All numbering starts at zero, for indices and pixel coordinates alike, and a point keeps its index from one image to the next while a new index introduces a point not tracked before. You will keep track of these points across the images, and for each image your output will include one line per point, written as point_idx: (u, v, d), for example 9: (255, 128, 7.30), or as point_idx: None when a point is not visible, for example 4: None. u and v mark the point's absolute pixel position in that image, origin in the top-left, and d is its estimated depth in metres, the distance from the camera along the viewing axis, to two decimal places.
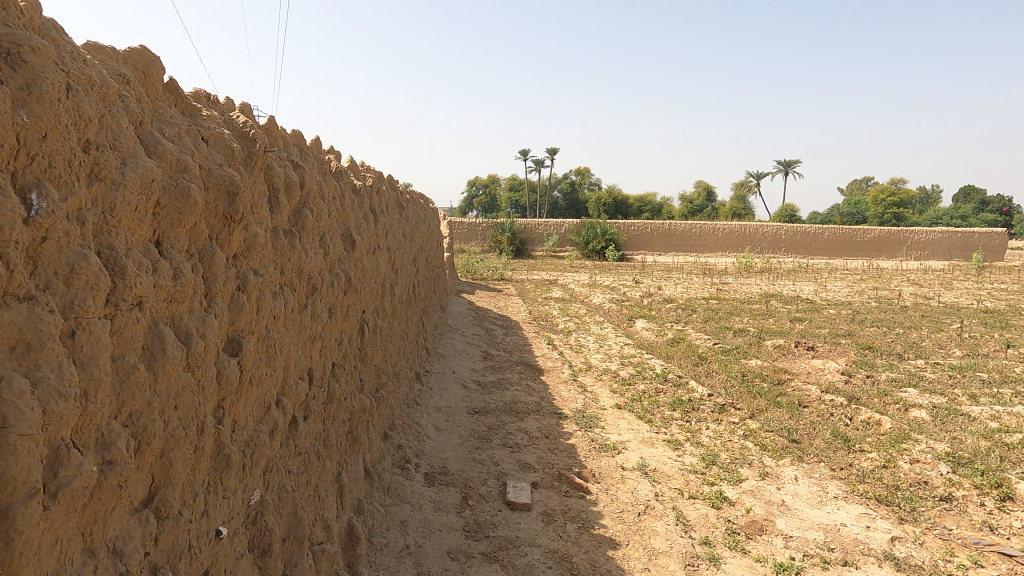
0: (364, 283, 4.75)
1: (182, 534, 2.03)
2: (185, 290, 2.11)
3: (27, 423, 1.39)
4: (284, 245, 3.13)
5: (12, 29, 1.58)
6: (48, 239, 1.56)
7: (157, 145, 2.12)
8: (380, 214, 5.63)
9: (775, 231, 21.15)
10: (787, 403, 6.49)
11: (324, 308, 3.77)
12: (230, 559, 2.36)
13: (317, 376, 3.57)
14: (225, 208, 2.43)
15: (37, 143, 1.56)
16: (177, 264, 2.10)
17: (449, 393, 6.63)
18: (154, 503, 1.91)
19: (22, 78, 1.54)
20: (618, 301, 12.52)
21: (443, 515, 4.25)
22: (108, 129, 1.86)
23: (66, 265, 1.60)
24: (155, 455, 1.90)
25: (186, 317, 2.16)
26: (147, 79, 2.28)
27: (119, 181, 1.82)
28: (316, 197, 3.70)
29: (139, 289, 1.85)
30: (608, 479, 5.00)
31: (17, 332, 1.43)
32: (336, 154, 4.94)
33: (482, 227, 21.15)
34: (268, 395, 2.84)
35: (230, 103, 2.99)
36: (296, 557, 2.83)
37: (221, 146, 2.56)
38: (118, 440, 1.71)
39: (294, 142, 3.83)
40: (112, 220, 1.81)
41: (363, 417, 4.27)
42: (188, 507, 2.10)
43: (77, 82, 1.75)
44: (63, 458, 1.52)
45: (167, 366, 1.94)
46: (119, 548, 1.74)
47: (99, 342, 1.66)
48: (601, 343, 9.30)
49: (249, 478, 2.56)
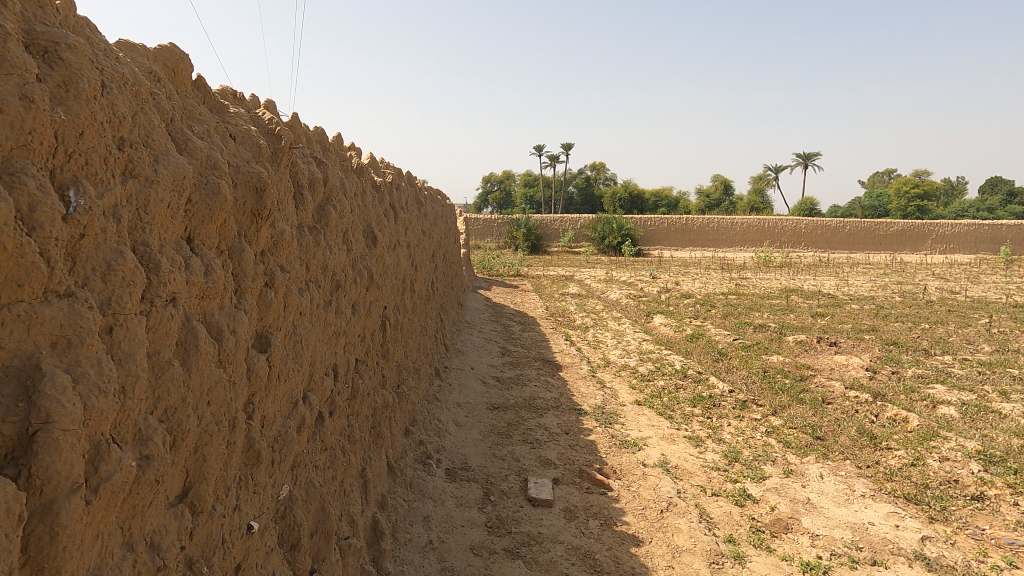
0: (385, 279, 4.77)
1: (216, 529, 2.04)
2: (216, 286, 2.13)
3: (69, 418, 1.39)
4: (309, 242, 3.13)
5: (50, 28, 1.59)
6: (85, 237, 1.57)
7: (187, 142, 2.13)
8: (400, 211, 5.67)
9: (795, 225, 20.79)
10: (810, 400, 6.38)
11: (348, 305, 3.79)
12: (261, 554, 2.37)
13: (341, 372, 3.58)
14: (252, 205, 2.44)
15: (75, 141, 1.57)
16: (209, 260, 2.12)
17: (469, 389, 6.62)
18: (189, 498, 1.93)
19: (59, 76, 1.55)
20: (635, 297, 12.41)
21: (466, 510, 4.24)
22: (140, 126, 1.87)
23: (103, 262, 1.61)
24: (190, 450, 1.92)
25: (218, 314, 2.17)
26: (177, 76, 2.29)
27: (153, 178, 1.84)
28: (338, 194, 3.72)
29: (173, 286, 1.87)
30: (630, 476, 4.95)
31: (58, 328, 1.44)
32: (356, 151, 4.95)
33: (497, 224, 21.15)
34: (296, 390, 2.85)
35: (256, 100, 3.02)
36: (324, 552, 2.85)
37: (249, 142, 2.58)
38: (155, 435, 1.73)
39: (317, 138, 3.85)
40: (146, 217, 1.82)
41: (386, 412, 4.29)
42: (221, 501, 2.12)
43: (110, 82, 1.75)
44: (103, 453, 1.52)
45: (200, 362, 1.96)
46: (157, 542, 1.75)
47: (136, 338, 1.67)
48: (620, 339, 9.22)
49: (278, 473, 2.59)
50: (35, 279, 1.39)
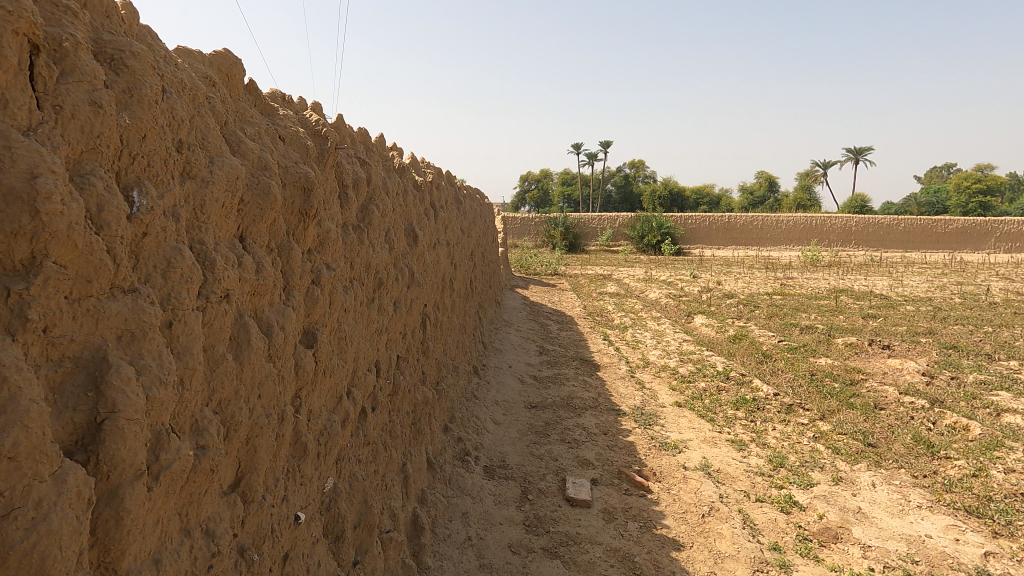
0: (426, 277, 4.84)
1: (265, 518, 2.11)
2: (266, 283, 2.20)
3: (133, 408, 1.45)
4: (353, 240, 3.20)
5: (116, 36, 1.67)
6: (147, 235, 1.64)
7: (240, 144, 2.21)
8: (440, 210, 5.73)
9: (845, 223, 19.97)
10: (861, 405, 6.11)
11: (390, 302, 3.86)
12: (308, 544, 2.44)
13: (383, 368, 3.64)
14: (300, 204, 2.51)
15: (138, 143, 1.64)
16: (259, 258, 2.19)
17: (507, 387, 6.64)
18: (241, 487, 2.00)
19: (124, 82, 1.62)
20: (675, 296, 12.19)
21: (504, 508, 4.26)
22: (197, 129, 1.95)
23: (164, 260, 1.68)
24: (242, 441, 1.99)
25: (268, 310, 2.24)
26: (230, 80, 2.37)
27: (208, 179, 1.91)
28: (381, 193, 3.78)
29: (227, 283, 1.94)
30: (670, 479, 4.86)
31: (123, 322, 1.50)
32: (398, 151, 5.03)
33: (534, 222, 21.13)
34: (340, 385, 2.92)
35: (304, 103, 3.10)
36: (367, 544, 2.90)
37: (297, 144, 2.66)
38: (211, 426, 1.80)
39: (361, 138, 3.93)
40: (202, 216, 1.89)
41: (426, 409, 4.35)
42: (271, 491, 2.19)
43: (170, 87, 1.83)
44: (163, 441, 1.59)
45: (251, 356, 2.02)
46: (211, 529, 1.82)
47: (192, 333, 1.74)
48: (659, 339, 9.07)
49: (323, 466, 2.65)
50: (103, 275, 1.45)
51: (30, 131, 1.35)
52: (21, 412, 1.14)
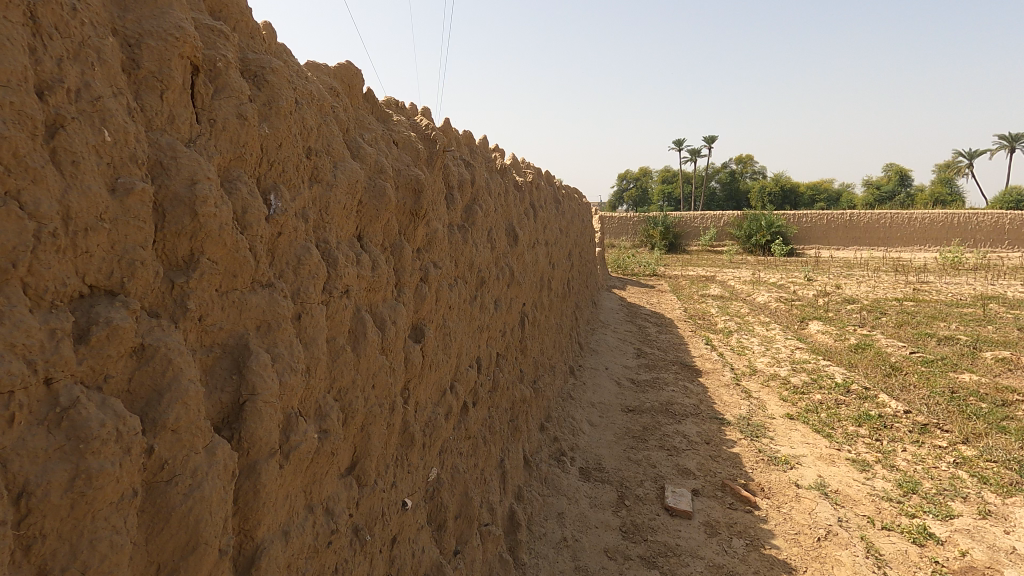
0: (525, 277, 4.89)
1: (377, 501, 2.23)
2: (380, 280, 2.33)
3: (269, 392, 1.59)
4: (459, 240, 3.31)
5: (258, 55, 1.85)
6: (281, 235, 1.80)
7: (360, 149, 2.36)
8: (540, 209, 5.77)
9: (995, 221, 17.47)
10: (1017, 430, 5.31)
11: (491, 300, 3.94)
12: (413, 529, 2.55)
13: (484, 364, 3.73)
14: (411, 205, 2.63)
15: (275, 151, 1.80)
16: (375, 257, 2.32)
17: (603, 389, 6.54)
18: (356, 471, 2.13)
19: (265, 96, 1.79)
20: (787, 300, 11.33)
21: (600, 512, 4.19)
22: (323, 137, 2.10)
23: (295, 257, 1.84)
24: (358, 427, 2.12)
25: (381, 306, 2.37)
26: (351, 90, 2.54)
27: (332, 183, 2.06)
28: (484, 193, 3.87)
29: (347, 279, 2.08)
30: (780, 496, 4.53)
31: (262, 313, 1.66)
32: (500, 152, 5.12)
33: (633, 222, 20.64)
34: (444, 379, 3.03)
35: (416, 108, 3.25)
36: (466, 535, 2.99)
37: (409, 147, 2.79)
38: (332, 411, 1.94)
39: (465, 141, 4.05)
40: (326, 217, 2.04)
41: (524, 406, 4.40)
42: (382, 477, 2.31)
43: (302, 99, 1.99)
44: (293, 424, 1.74)
45: (367, 348, 2.16)
46: (331, 508, 1.96)
47: (317, 325, 1.88)
48: (768, 345, 8.49)
49: (428, 456, 2.76)
50: (246, 271, 1.60)
51: (191, 143, 1.52)
52: (182, 391, 1.29)
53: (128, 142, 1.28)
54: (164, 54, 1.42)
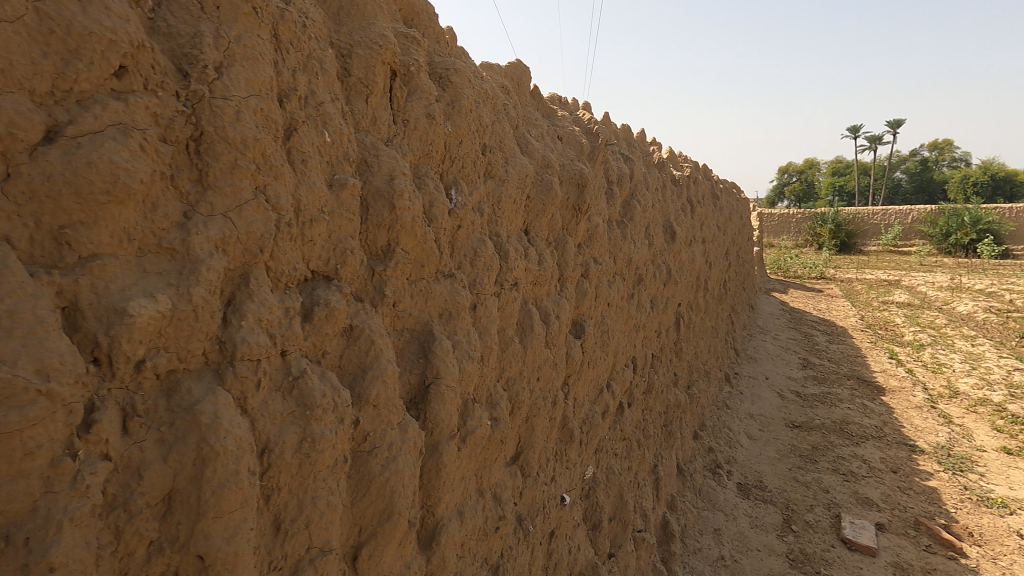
0: (682, 276, 4.64)
1: (538, 494, 2.26)
2: (546, 274, 2.34)
3: (451, 376, 1.66)
4: (618, 236, 3.23)
5: (443, 58, 1.95)
6: (461, 228, 1.87)
7: (528, 145, 2.39)
8: (697, 205, 5.45)
9: None
10: None
11: (647, 299, 3.79)
12: (570, 526, 2.54)
13: (639, 365, 3.60)
14: (574, 200, 2.62)
15: (456, 148, 1.89)
16: (541, 251, 2.34)
17: (763, 400, 5.98)
18: (521, 461, 2.17)
19: (448, 96, 1.88)
20: (1001, 311, 9.43)
21: (762, 534, 3.82)
22: (496, 134, 2.16)
23: (472, 250, 1.90)
24: (523, 418, 2.16)
25: (546, 300, 2.38)
26: (520, 88, 2.59)
27: (504, 178, 2.11)
28: (642, 188, 3.73)
29: (516, 272, 2.12)
30: (998, 545, 3.76)
31: (443, 302, 1.74)
32: (657, 146, 4.93)
33: (796, 219, 18.70)
34: (601, 378, 2.97)
35: (578, 103, 3.24)
36: (621, 539, 2.90)
37: (573, 142, 2.78)
38: (501, 400, 1.98)
39: (624, 135, 3.95)
40: (499, 212, 2.10)
41: (678, 412, 4.17)
42: (543, 470, 2.33)
43: (479, 97, 2.06)
44: (470, 409, 1.81)
45: (534, 341, 2.18)
46: (498, 494, 2.01)
47: (490, 315, 1.94)
48: (975, 364, 7.13)
49: (585, 454, 2.73)
50: (432, 261, 1.70)
51: (389, 142, 1.64)
52: (382, 369, 1.39)
53: (342, 142, 1.42)
54: (370, 62, 1.55)
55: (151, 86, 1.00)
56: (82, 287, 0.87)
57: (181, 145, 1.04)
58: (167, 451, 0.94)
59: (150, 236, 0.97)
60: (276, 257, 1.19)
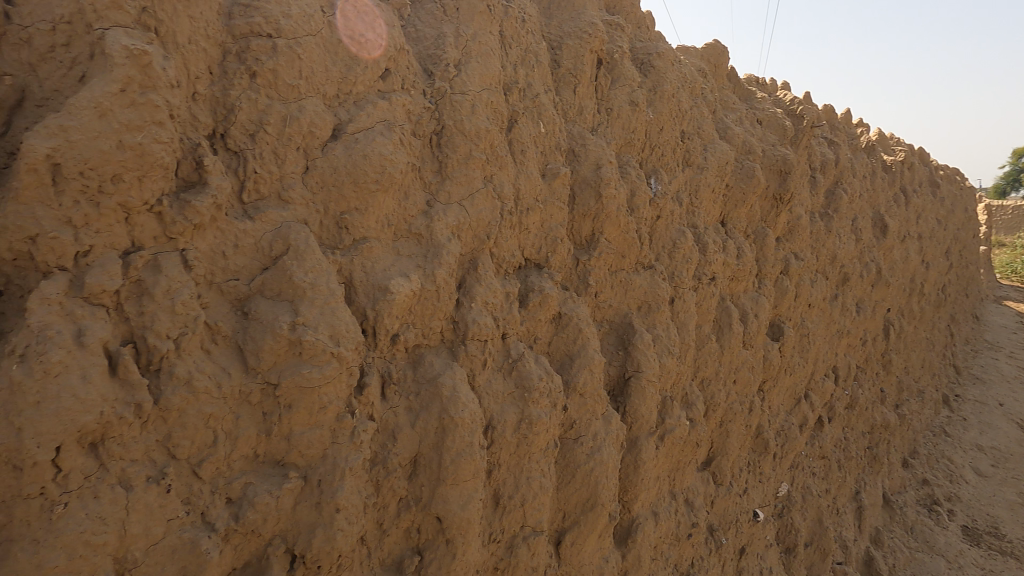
0: (897, 275, 3.84)
1: (731, 505, 2.09)
2: (745, 269, 2.15)
3: (652, 372, 1.58)
4: (822, 229, 2.86)
5: (645, 43, 1.87)
6: (660, 218, 1.77)
7: (728, 130, 2.22)
8: (914, 195, 4.63)
9: None
10: None
11: (853, 302, 3.29)
12: (762, 545, 2.30)
13: (842, 375, 3.16)
14: (776, 188, 2.37)
15: (657, 135, 1.80)
16: (740, 244, 2.16)
17: None
18: (713, 467, 2.03)
19: (651, 81, 1.81)
20: None
21: None
22: (695, 119, 2.03)
23: (670, 241, 1.79)
24: (717, 423, 2.03)
25: (743, 297, 2.18)
26: (717, 70, 2.41)
27: (703, 165, 1.98)
28: (850, 175, 3.26)
29: (715, 266, 1.97)
30: None
31: (643, 294, 1.65)
32: (865, 128, 4.28)
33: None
34: (799, 386, 2.65)
35: (777, 83, 2.95)
36: (819, 570, 2.55)
37: (775, 126, 2.53)
38: (697, 400, 1.87)
39: (828, 116, 3.49)
40: (697, 202, 1.97)
41: (888, 431, 3.45)
42: (736, 480, 2.15)
43: (680, 81, 1.95)
44: (668, 407, 1.72)
45: (731, 341, 2.02)
46: (691, 499, 1.89)
47: (688, 310, 1.82)
48: None
49: (779, 468, 2.47)
50: (634, 251, 1.64)
51: (595, 130, 1.62)
52: (589, 358, 1.38)
53: (555, 132, 1.43)
54: (579, 52, 1.55)
55: (406, 86, 1.09)
56: (356, 266, 0.98)
57: (426, 138, 1.13)
58: (415, 418, 1.04)
59: (403, 223, 1.07)
60: (499, 244, 1.24)
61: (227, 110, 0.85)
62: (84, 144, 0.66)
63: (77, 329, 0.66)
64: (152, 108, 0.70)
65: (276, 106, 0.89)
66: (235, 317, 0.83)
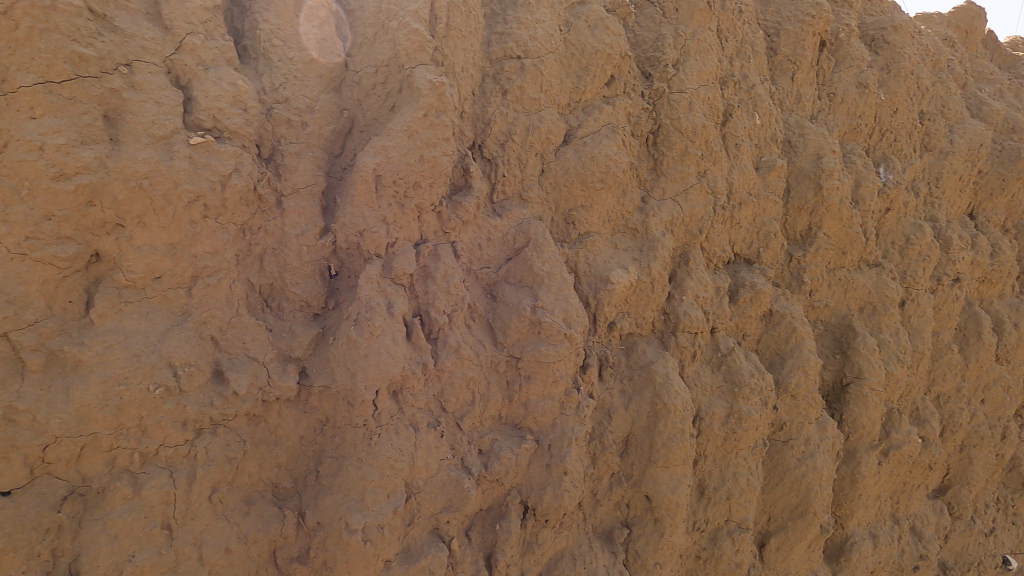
0: None
1: (974, 545, 1.77)
2: (1002, 270, 1.81)
3: (877, 380, 1.44)
4: None
5: (876, 17, 1.69)
6: (891, 211, 1.59)
7: (982, 106, 1.89)
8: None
9: None
10: None
11: None
12: None
13: None
14: None
15: (890, 118, 1.62)
16: (996, 240, 1.82)
17: None
18: (948, 497, 1.77)
19: (883, 59, 1.63)
20: None
21: None
22: (939, 96, 1.77)
23: (903, 236, 1.60)
24: (956, 445, 1.76)
25: (998, 302, 1.83)
26: (969, 36, 2.05)
27: (948, 150, 1.72)
28: None
29: (960, 265, 1.70)
30: None
31: (868, 294, 1.50)
32: None
33: None
34: None
35: None
36: None
37: None
38: (931, 418, 1.65)
39: None
40: (938, 191, 1.72)
41: None
42: (980, 516, 1.82)
43: (922, 54, 1.71)
44: (895, 420, 1.55)
45: (981, 353, 1.73)
46: (919, 529, 1.67)
47: (924, 315, 1.60)
48: None
49: None
50: (860, 247, 1.49)
51: (814, 119, 1.52)
52: (803, 359, 1.32)
53: (771, 123, 1.39)
54: (799, 36, 1.47)
55: (627, 90, 1.16)
56: (580, 258, 1.08)
57: (643, 138, 1.19)
58: (628, 401, 1.11)
59: (621, 218, 1.14)
60: (711, 239, 1.25)
61: (484, 125, 1.00)
62: (397, 159, 0.85)
63: (388, 302, 0.85)
64: (443, 128, 0.87)
65: (522, 118, 1.02)
66: (486, 299, 0.99)
